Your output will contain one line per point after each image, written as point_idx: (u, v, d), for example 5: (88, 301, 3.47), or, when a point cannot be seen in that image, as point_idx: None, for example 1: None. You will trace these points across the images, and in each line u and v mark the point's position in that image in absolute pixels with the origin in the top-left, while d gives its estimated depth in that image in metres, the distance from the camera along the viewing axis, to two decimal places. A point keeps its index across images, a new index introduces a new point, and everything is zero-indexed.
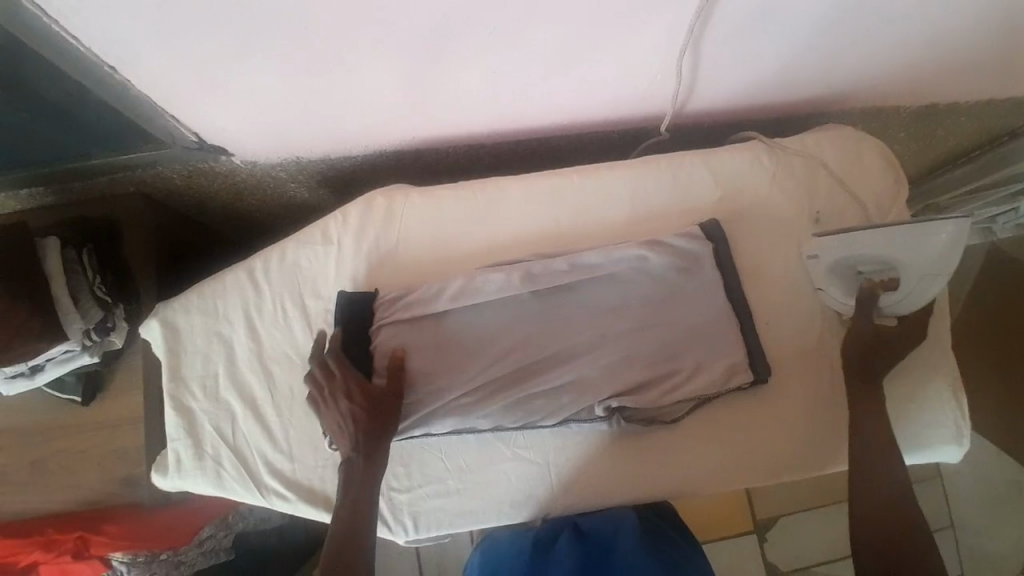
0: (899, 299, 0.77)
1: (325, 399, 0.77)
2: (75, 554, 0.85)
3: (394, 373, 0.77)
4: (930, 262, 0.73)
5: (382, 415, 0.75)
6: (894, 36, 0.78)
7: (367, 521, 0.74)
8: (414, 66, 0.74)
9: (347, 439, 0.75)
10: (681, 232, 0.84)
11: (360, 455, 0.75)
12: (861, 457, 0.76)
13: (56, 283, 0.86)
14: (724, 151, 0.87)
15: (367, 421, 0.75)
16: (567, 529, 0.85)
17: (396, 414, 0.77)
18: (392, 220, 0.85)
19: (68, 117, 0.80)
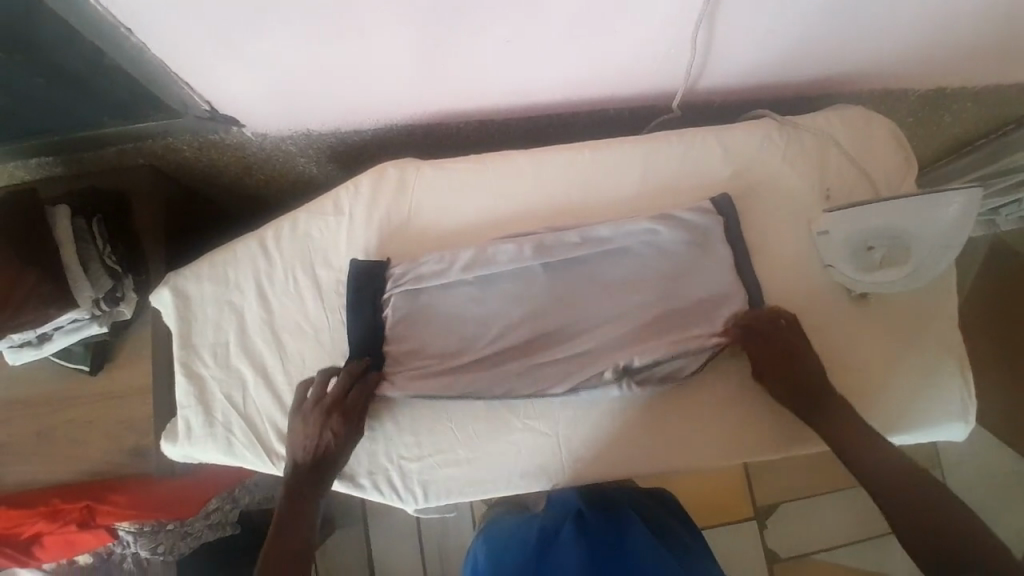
0: (912, 273, 0.80)
1: (315, 411, 0.77)
2: (81, 523, 0.85)
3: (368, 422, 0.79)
4: (941, 234, 0.77)
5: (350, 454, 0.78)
6: (908, 17, 0.78)
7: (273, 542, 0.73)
8: (426, 38, 0.74)
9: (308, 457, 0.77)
10: (691, 207, 0.84)
11: (310, 476, 0.77)
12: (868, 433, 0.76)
13: (67, 252, 0.86)
14: (734, 128, 0.88)
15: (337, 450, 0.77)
16: (568, 525, 0.82)
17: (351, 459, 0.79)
18: (402, 192, 0.86)
19: (81, 83, 0.80)
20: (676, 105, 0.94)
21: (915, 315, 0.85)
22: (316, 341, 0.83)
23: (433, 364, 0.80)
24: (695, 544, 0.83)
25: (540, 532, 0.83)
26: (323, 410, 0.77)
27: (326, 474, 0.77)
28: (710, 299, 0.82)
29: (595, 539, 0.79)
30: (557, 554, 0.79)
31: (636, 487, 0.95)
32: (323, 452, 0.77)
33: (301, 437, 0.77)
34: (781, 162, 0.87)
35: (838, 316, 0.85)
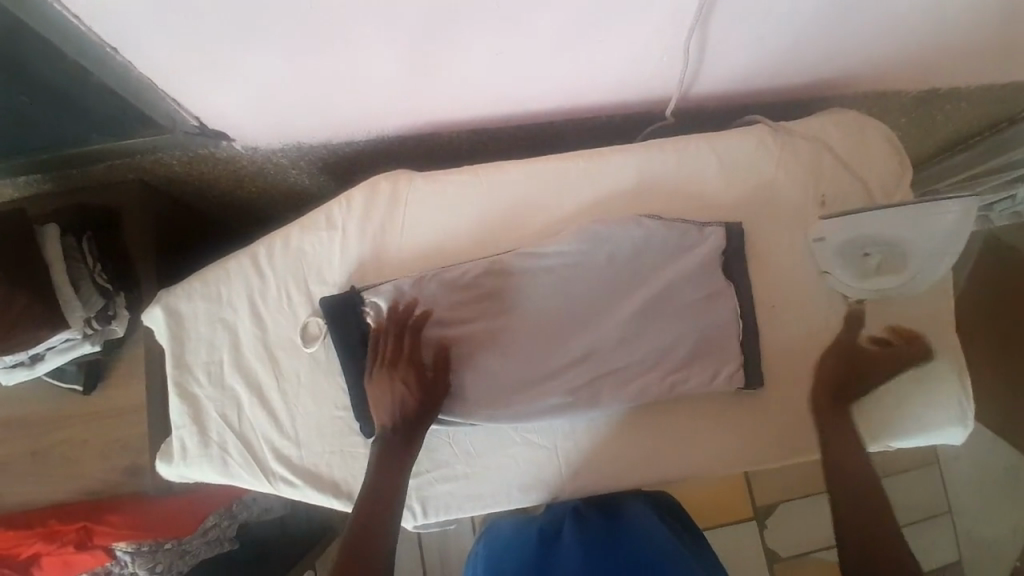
0: (905, 283, 0.82)
1: (378, 359, 0.79)
2: (78, 544, 0.85)
3: (439, 368, 0.79)
4: (941, 241, 0.78)
5: (430, 402, 0.78)
6: (901, 20, 0.78)
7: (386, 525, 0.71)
8: (414, 51, 0.73)
9: (389, 414, 0.77)
10: (684, 226, 0.83)
11: (396, 432, 0.77)
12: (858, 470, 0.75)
13: (57, 269, 0.85)
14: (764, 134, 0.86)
15: (415, 401, 0.77)
16: (568, 524, 0.82)
17: (431, 409, 0.78)
18: (395, 205, 0.85)
19: (65, 102, 0.79)
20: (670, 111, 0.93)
21: (911, 318, 0.85)
22: (310, 360, 0.82)
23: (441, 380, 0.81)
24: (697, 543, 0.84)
25: (541, 534, 0.82)
26: (393, 361, 0.78)
27: (419, 428, 0.77)
28: (684, 283, 0.82)
29: (595, 542, 0.78)
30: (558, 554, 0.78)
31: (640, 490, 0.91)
32: (403, 405, 0.77)
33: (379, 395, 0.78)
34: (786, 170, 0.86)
35: (833, 323, 0.85)
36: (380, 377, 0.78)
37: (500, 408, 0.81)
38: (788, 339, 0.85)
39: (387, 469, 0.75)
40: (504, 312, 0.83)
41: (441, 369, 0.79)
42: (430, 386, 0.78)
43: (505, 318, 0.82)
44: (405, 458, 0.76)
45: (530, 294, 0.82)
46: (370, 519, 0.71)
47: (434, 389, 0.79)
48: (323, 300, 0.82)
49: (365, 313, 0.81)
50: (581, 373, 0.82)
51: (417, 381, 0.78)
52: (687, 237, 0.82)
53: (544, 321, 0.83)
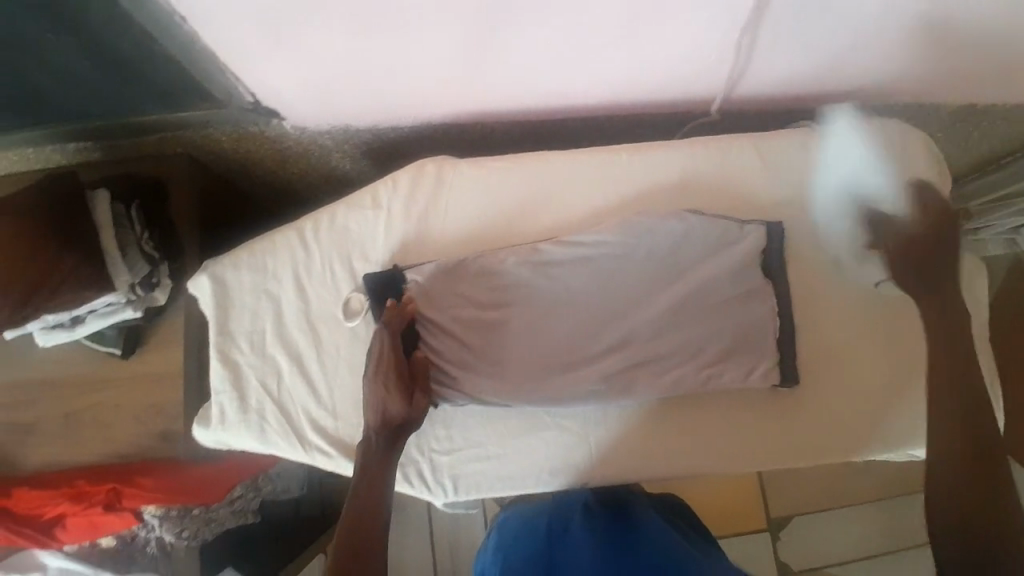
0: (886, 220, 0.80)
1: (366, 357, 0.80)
2: (107, 506, 0.86)
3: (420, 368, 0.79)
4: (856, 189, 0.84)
5: (413, 402, 0.77)
6: (951, 32, 0.78)
7: (376, 522, 0.70)
8: (470, 37, 0.74)
9: (374, 416, 0.77)
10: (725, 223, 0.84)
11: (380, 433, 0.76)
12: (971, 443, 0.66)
13: (106, 235, 0.87)
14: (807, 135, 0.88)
15: (397, 401, 0.77)
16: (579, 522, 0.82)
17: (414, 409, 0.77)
18: (441, 189, 0.86)
19: (127, 72, 0.80)
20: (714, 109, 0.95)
21: None
22: (351, 335, 0.84)
23: (479, 362, 0.82)
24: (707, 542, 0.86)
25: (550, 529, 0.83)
26: (377, 362, 0.78)
27: (403, 428, 0.77)
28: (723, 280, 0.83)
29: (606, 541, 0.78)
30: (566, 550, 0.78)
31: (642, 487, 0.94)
32: (388, 407, 0.76)
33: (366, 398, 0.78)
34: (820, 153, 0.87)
35: (869, 326, 0.86)
36: (368, 378, 0.78)
37: (537, 391, 0.82)
38: (823, 338, 0.86)
39: (372, 469, 0.74)
40: (547, 302, 0.83)
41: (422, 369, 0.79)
42: (412, 387, 0.78)
43: (544, 309, 0.83)
44: (390, 459, 0.75)
45: (572, 288, 0.83)
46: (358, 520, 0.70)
47: (414, 389, 0.78)
48: (367, 276, 0.84)
49: (407, 289, 0.83)
50: (617, 364, 0.83)
51: (398, 381, 0.77)
52: (727, 233, 0.83)
53: (587, 313, 0.83)
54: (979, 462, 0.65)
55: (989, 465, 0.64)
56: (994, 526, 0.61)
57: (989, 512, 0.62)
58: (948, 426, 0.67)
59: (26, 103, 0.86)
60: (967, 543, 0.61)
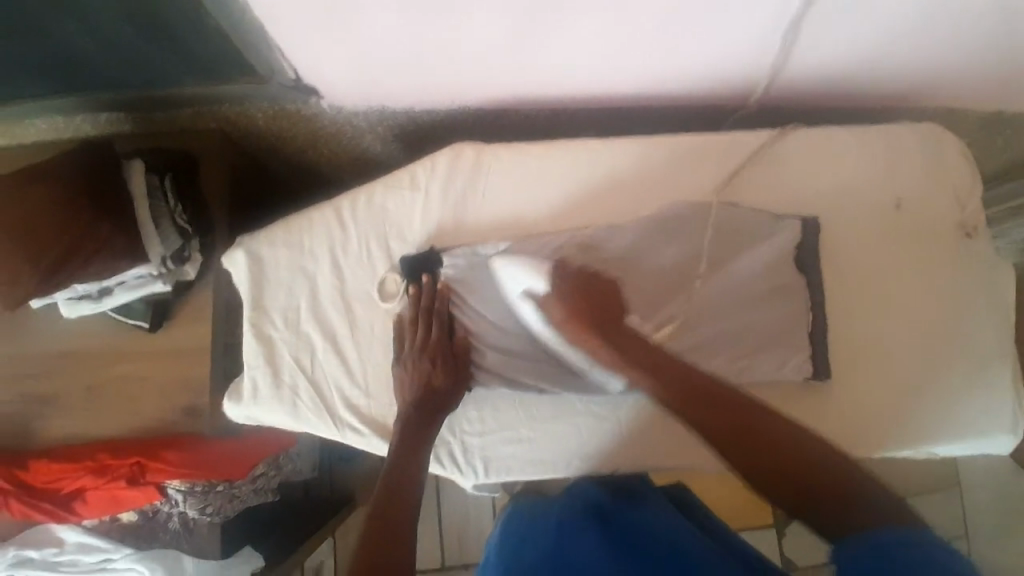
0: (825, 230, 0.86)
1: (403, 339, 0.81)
2: (130, 479, 0.86)
3: (461, 351, 0.81)
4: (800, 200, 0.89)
5: (455, 381, 0.80)
6: (990, 38, 0.79)
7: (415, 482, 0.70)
8: (519, 23, 0.74)
9: (414, 392, 0.78)
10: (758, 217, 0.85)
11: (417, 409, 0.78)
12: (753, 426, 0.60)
13: (140, 206, 0.86)
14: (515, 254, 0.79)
15: (439, 378, 0.79)
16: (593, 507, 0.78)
17: (455, 388, 0.80)
18: (478, 173, 0.87)
19: (172, 43, 0.80)
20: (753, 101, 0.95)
21: (974, 326, 0.87)
22: (386, 314, 0.84)
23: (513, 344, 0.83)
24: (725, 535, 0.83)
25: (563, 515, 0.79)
26: (418, 343, 0.80)
27: (442, 405, 0.79)
28: (755, 273, 0.84)
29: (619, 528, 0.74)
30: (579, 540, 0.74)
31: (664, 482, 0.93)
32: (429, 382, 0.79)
33: (404, 377, 0.79)
34: (519, 276, 0.78)
35: (900, 323, 0.87)
36: (407, 361, 0.79)
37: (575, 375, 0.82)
38: (851, 336, 0.87)
39: (411, 442, 0.75)
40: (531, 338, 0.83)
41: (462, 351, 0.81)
42: (455, 368, 0.80)
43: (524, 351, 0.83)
44: (427, 434, 0.77)
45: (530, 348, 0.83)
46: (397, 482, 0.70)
47: (456, 371, 0.80)
48: (404, 256, 0.84)
49: (445, 271, 0.83)
50: None
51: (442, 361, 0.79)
52: (762, 227, 0.85)
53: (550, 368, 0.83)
54: (742, 430, 0.61)
55: (747, 427, 0.60)
56: (816, 477, 0.56)
57: (823, 488, 0.56)
58: (724, 405, 0.62)
59: (65, 70, 0.86)
60: (795, 499, 0.57)
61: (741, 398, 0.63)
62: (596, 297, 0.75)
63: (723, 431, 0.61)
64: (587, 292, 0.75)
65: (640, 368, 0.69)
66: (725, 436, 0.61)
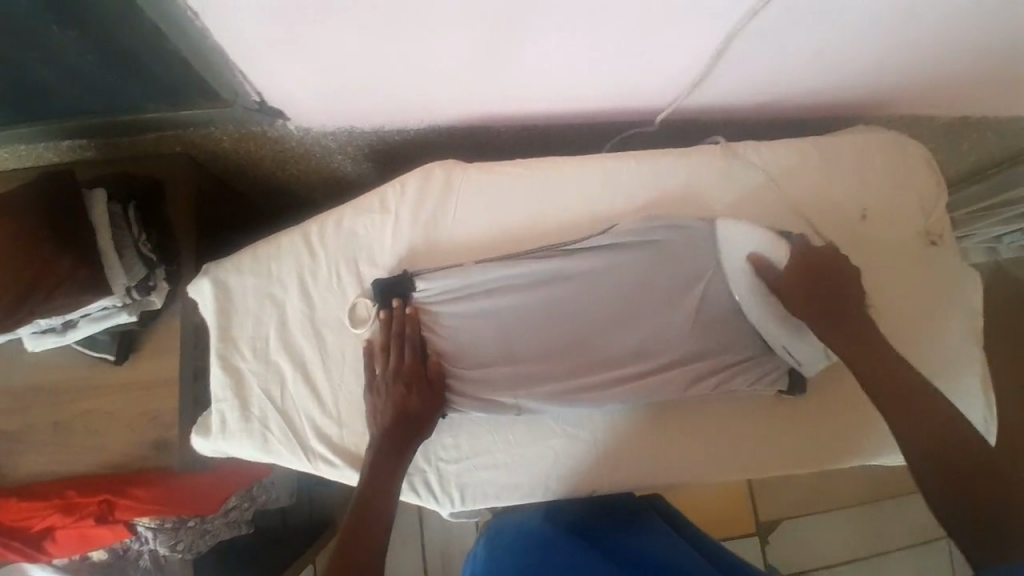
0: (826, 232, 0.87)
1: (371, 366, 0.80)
2: (98, 518, 0.82)
3: (434, 375, 0.79)
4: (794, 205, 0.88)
5: (424, 407, 0.78)
6: (953, 49, 0.80)
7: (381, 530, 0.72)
8: (485, 41, 0.73)
9: (382, 421, 0.77)
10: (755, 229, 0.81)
11: (386, 438, 0.77)
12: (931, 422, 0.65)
13: (103, 237, 0.84)
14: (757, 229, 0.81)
15: (408, 404, 0.77)
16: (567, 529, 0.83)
17: (425, 414, 0.78)
18: (448, 193, 0.86)
19: (131, 69, 0.78)
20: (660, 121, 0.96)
21: (943, 334, 0.87)
22: (357, 340, 0.83)
23: (487, 367, 0.82)
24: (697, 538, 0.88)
25: (536, 539, 0.83)
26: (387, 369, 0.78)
27: (412, 431, 0.77)
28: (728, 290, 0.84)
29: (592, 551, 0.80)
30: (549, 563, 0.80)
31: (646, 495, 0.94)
32: (397, 410, 0.77)
33: (374, 403, 0.78)
34: (749, 239, 0.80)
35: None
36: (377, 386, 0.78)
37: (551, 396, 0.81)
38: None
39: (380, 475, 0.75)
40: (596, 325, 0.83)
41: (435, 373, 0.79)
42: (425, 393, 0.78)
43: (580, 330, 0.83)
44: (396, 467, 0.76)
45: (614, 305, 0.83)
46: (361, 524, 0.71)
47: (426, 394, 0.78)
48: (374, 281, 0.83)
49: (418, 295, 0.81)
50: (625, 372, 0.83)
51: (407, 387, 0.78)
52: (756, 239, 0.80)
53: (626, 336, 0.83)
54: (915, 412, 0.66)
55: (925, 413, 0.66)
56: (977, 463, 0.61)
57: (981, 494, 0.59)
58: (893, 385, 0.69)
59: (20, 98, 0.83)
60: (945, 481, 0.61)
61: (916, 381, 0.69)
62: (817, 273, 0.77)
63: (884, 399, 0.69)
64: (815, 266, 0.77)
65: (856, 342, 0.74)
66: (895, 409, 0.68)
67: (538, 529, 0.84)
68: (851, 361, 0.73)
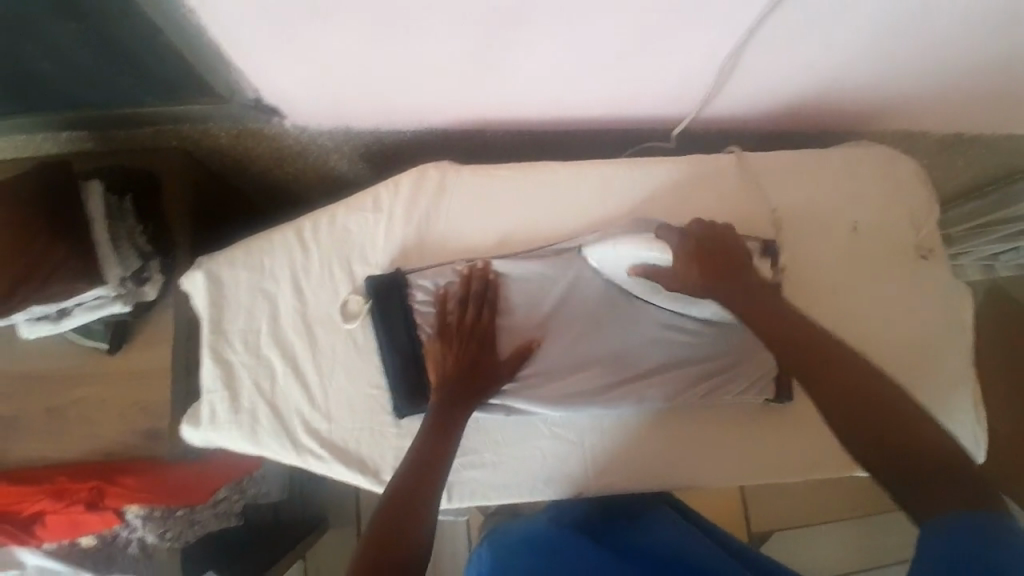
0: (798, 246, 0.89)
1: (444, 325, 0.80)
2: (89, 504, 0.83)
3: (519, 354, 0.81)
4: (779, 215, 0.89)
5: (494, 381, 0.79)
6: (948, 68, 0.80)
7: (432, 489, 0.69)
8: (482, 46, 0.74)
9: (449, 380, 0.77)
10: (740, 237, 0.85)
11: (450, 398, 0.76)
12: (832, 365, 0.63)
13: (98, 227, 0.85)
14: (620, 240, 0.80)
15: (483, 372, 0.79)
16: (573, 523, 0.82)
17: (490, 387, 0.79)
18: (442, 195, 0.86)
19: (130, 62, 0.78)
20: (678, 131, 0.97)
21: (931, 347, 0.88)
22: (347, 337, 0.84)
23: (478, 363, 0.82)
24: (715, 535, 0.84)
25: (546, 535, 0.80)
26: (463, 331, 0.79)
27: (477, 399, 0.77)
28: None
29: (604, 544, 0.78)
30: (563, 554, 0.77)
31: (668, 496, 0.91)
32: (469, 373, 0.78)
33: (441, 360, 0.78)
34: (625, 251, 0.80)
35: (862, 346, 0.87)
36: (445, 344, 0.79)
37: (536, 397, 0.82)
38: None
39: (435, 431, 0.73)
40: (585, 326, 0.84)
41: (513, 351, 0.81)
42: (501, 368, 0.80)
43: (564, 334, 0.84)
44: (456, 429, 0.74)
45: (599, 309, 0.85)
46: (417, 476, 0.69)
47: (502, 371, 0.80)
48: (366, 279, 0.84)
49: (411, 294, 0.82)
50: (610, 376, 0.84)
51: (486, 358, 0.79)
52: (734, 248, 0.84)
53: (603, 343, 0.85)
54: (821, 357, 0.64)
55: (829, 358, 0.64)
56: (912, 435, 0.56)
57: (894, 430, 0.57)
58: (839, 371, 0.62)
59: (21, 88, 0.84)
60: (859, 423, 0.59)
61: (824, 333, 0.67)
62: (715, 250, 0.76)
63: (788, 349, 0.67)
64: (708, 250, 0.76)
65: (763, 304, 0.72)
66: (798, 358, 0.65)
67: (544, 524, 0.82)
68: (754, 322, 0.71)
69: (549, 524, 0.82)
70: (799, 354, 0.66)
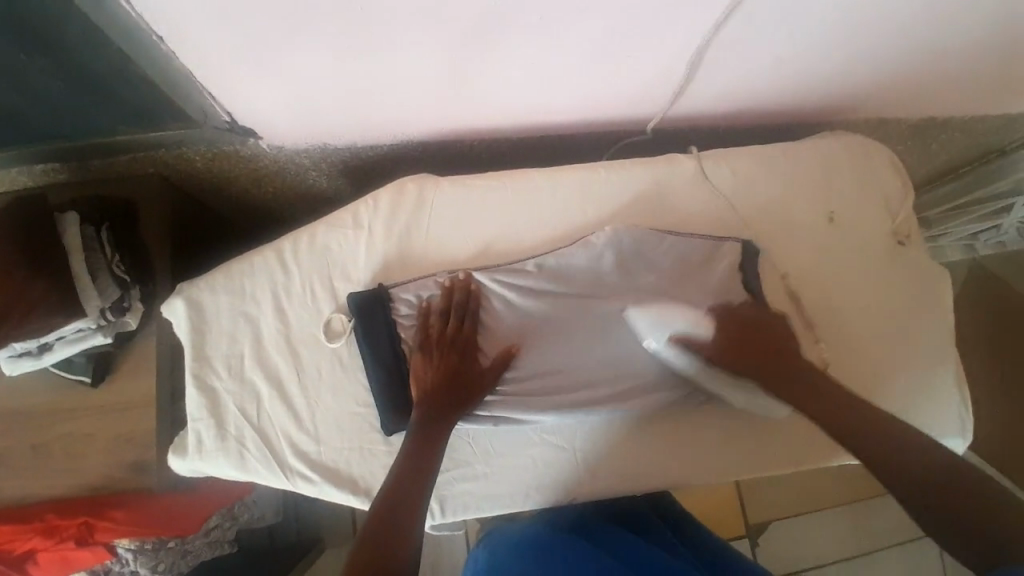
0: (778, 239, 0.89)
1: (422, 337, 0.80)
2: (78, 540, 0.81)
3: (500, 360, 0.81)
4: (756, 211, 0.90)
5: (477, 388, 0.79)
6: (911, 56, 0.82)
7: (418, 501, 0.68)
8: (455, 57, 0.74)
9: (430, 392, 0.77)
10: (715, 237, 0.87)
11: (432, 411, 0.76)
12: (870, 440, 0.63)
13: (75, 258, 0.84)
14: (661, 305, 0.79)
15: (464, 381, 0.79)
16: (565, 525, 0.81)
17: (473, 395, 0.79)
18: (422, 208, 0.86)
19: (100, 92, 0.78)
20: (650, 128, 0.97)
21: (914, 333, 0.89)
22: (331, 356, 0.83)
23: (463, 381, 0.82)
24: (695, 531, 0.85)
25: (539, 536, 0.79)
26: (441, 342, 0.80)
27: (460, 409, 0.77)
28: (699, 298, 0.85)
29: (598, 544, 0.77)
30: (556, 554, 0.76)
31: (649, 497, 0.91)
32: (450, 382, 0.78)
33: (421, 372, 0.79)
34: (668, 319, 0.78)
35: (845, 336, 0.88)
36: (425, 357, 0.79)
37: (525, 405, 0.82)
38: None
39: (417, 444, 0.73)
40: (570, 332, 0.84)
41: (495, 358, 0.81)
42: (482, 375, 0.80)
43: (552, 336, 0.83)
44: (438, 441, 0.74)
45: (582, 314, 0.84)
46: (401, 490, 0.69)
47: (484, 378, 0.80)
48: (348, 296, 0.83)
49: (395, 309, 0.82)
50: (597, 380, 0.84)
51: (466, 366, 0.79)
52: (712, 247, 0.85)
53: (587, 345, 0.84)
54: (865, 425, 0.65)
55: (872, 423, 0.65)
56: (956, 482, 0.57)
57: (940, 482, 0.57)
58: (854, 418, 0.66)
59: None
60: (910, 483, 0.59)
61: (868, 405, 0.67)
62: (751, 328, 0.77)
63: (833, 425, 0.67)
64: (744, 325, 0.78)
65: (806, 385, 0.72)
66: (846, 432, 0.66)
67: (535, 526, 0.81)
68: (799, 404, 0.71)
69: (540, 527, 0.81)
70: (847, 430, 0.66)
